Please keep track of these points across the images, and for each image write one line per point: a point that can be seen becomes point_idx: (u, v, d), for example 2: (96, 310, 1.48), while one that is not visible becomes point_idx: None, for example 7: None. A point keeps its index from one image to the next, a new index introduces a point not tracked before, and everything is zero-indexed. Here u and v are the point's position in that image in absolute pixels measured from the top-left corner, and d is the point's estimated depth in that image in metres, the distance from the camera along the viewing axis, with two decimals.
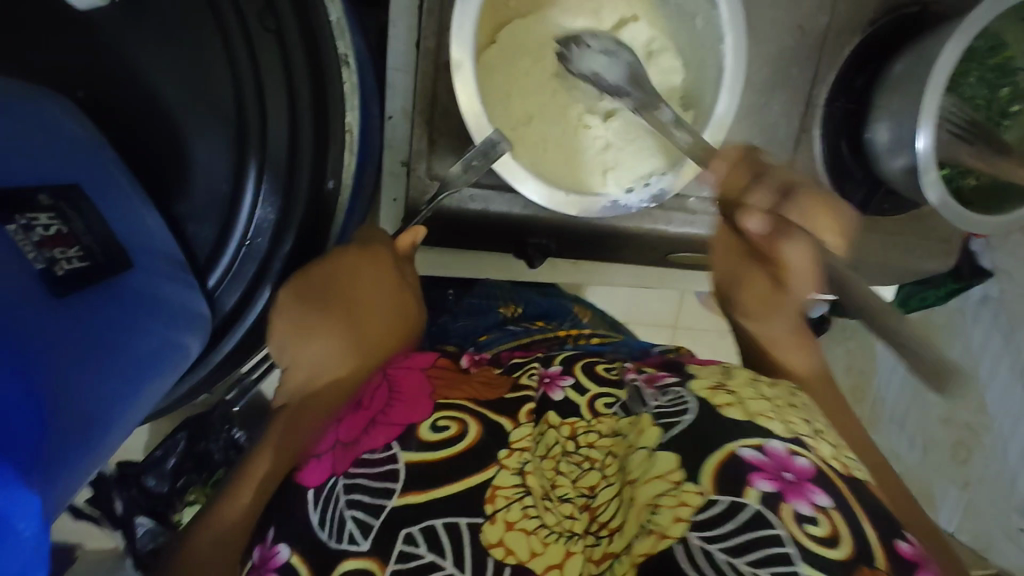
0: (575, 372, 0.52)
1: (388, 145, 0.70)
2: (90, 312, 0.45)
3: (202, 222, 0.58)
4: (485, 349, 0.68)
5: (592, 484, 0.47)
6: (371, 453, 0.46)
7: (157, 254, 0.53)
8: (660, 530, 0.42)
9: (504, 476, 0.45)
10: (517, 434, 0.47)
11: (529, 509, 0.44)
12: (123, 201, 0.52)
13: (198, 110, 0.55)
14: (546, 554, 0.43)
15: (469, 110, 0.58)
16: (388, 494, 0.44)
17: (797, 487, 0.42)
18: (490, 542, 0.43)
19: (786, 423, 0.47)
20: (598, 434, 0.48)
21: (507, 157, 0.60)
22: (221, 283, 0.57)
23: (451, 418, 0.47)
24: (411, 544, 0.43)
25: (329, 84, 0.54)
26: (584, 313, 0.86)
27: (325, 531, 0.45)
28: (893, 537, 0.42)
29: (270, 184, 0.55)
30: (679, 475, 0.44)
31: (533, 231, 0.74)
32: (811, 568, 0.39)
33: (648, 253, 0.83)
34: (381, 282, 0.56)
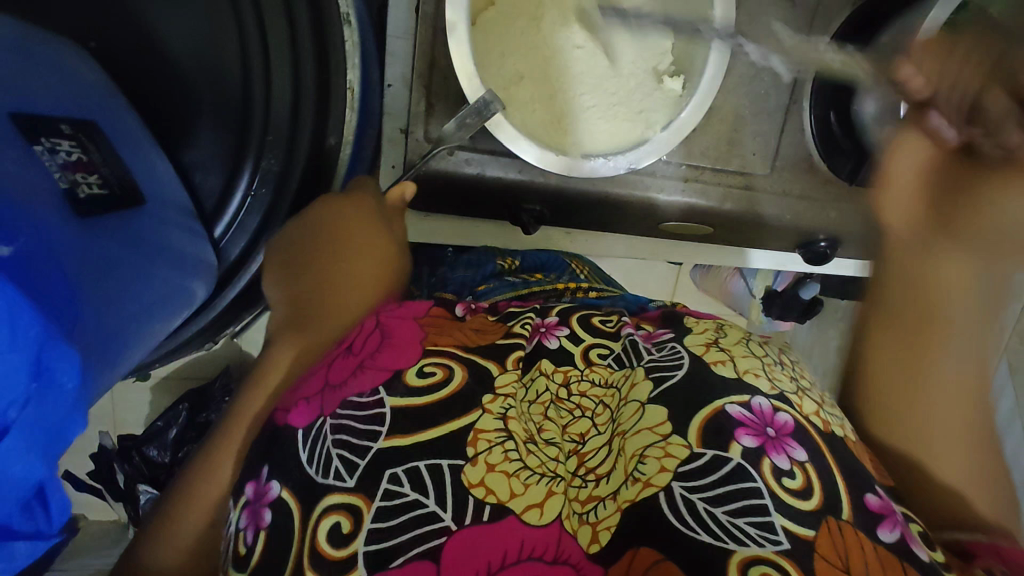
0: (570, 323, 0.55)
1: (388, 112, 0.71)
2: (106, 241, 0.47)
3: (206, 172, 0.60)
4: (481, 299, 0.67)
5: (582, 432, 0.48)
6: (359, 398, 0.47)
7: (167, 200, 0.55)
8: (645, 479, 0.43)
9: (487, 420, 0.45)
10: (504, 379, 0.48)
11: (511, 453, 0.44)
12: (136, 145, 0.53)
13: (202, 69, 0.57)
14: (526, 495, 0.42)
15: (463, 70, 0.60)
16: (372, 437, 0.45)
17: (778, 442, 0.45)
18: (471, 482, 0.42)
19: (773, 381, 0.50)
20: (590, 384, 0.50)
21: (499, 118, 0.62)
22: (227, 233, 0.61)
23: (437, 364, 0.48)
24: (396, 483, 0.43)
25: (329, 43, 0.56)
26: (582, 266, 0.84)
27: (312, 467, 0.45)
28: (866, 493, 0.44)
29: (272, 135, 0.58)
30: (667, 428, 0.45)
31: (528, 196, 0.77)
32: (785, 520, 0.41)
33: (641, 224, 0.86)
34: (367, 219, 0.58)
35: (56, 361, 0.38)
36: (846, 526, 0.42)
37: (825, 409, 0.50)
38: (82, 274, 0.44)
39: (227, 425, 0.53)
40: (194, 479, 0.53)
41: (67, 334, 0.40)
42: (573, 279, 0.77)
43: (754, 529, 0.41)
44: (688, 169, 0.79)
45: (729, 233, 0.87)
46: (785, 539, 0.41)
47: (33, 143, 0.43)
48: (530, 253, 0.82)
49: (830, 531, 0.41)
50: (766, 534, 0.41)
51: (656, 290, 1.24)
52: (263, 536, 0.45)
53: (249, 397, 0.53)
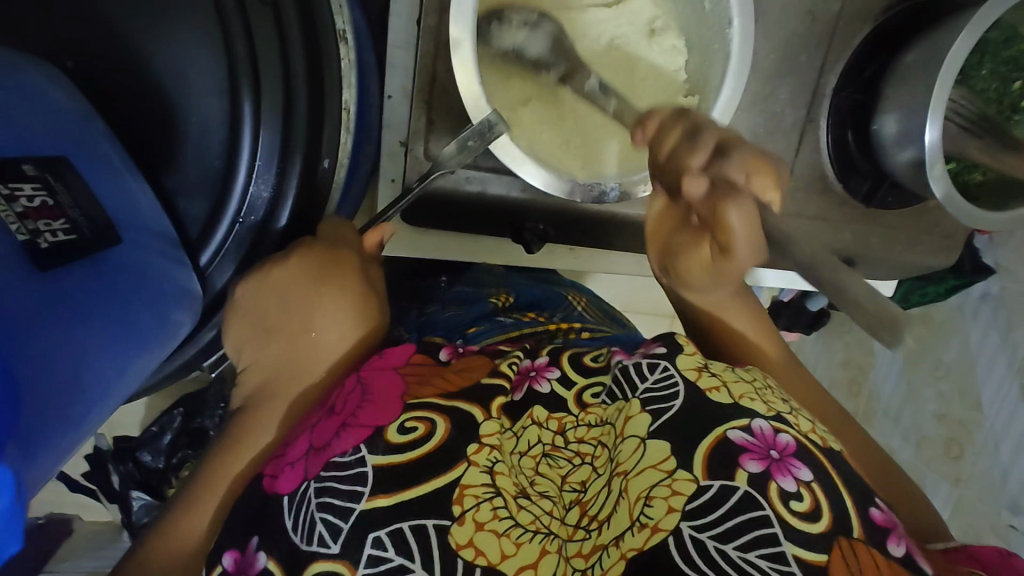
0: (561, 364, 0.53)
1: (387, 126, 0.68)
2: (72, 285, 0.44)
3: (191, 199, 0.57)
4: (472, 342, 0.64)
5: (583, 479, 0.46)
6: (339, 458, 0.44)
7: (149, 231, 0.52)
8: (653, 523, 0.41)
9: (473, 475, 0.43)
10: (488, 428, 0.46)
11: (500, 510, 0.42)
12: (109, 174, 0.50)
13: (193, 86, 0.55)
14: (519, 557, 0.41)
15: (466, 89, 0.57)
16: (356, 497, 0.43)
17: (783, 464, 0.42)
18: (460, 543, 0.41)
19: (769, 403, 0.47)
20: (586, 427, 0.49)
21: (504, 139, 0.59)
22: (213, 261, 0.57)
23: (419, 419, 0.46)
24: (379, 548, 0.41)
25: (324, 62, 0.54)
26: (578, 298, 0.83)
27: (297, 535, 0.43)
28: (868, 506, 0.43)
29: (263, 159, 0.54)
30: (671, 465, 0.43)
31: (530, 214, 0.75)
32: (796, 548, 0.39)
33: (647, 244, 0.82)
34: (348, 286, 0.53)
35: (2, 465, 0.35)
36: (857, 545, 0.40)
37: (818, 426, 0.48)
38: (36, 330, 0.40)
39: (206, 476, 0.50)
40: (169, 527, 0.49)
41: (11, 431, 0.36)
42: (568, 317, 0.75)
43: (765, 564, 0.39)
44: None
45: None
46: (799, 568, 0.38)
47: None
48: (523, 289, 0.80)
49: (843, 552, 0.40)
50: (780, 567, 0.38)
51: (663, 298, 1.20)
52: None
53: (230, 450, 0.50)
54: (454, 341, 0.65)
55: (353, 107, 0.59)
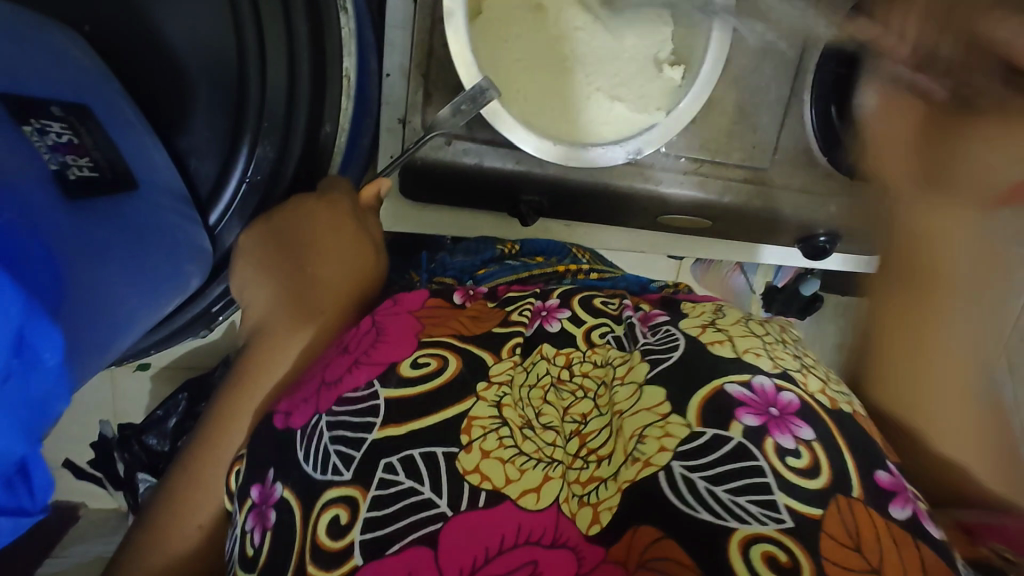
0: (572, 305, 0.54)
1: (386, 101, 0.71)
2: (98, 222, 0.47)
3: (201, 159, 0.61)
4: (481, 283, 0.71)
5: (584, 413, 0.47)
6: (352, 393, 0.47)
7: (161, 186, 0.55)
8: (644, 459, 0.43)
9: (481, 407, 0.45)
10: (499, 367, 0.48)
11: (507, 439, 0.44)
12: (129, 129, 0.53)
13: (204, 53, 0.58)
14: (523, 480, 0.42)
15: (459, 57, 0.60)
16: (367, 428, 0.45)
17: (782, 422, 0.44)
18: (466, 469, 0.43)
19: (776, 359, 0.49)
20: (591, 364, 0.50)
21: (495, 105, 0.62)
22: (221, 219, 0.61)
23: (432, 355, 0.48)
24: (391, 472, 0.43)
25: (326, 30, 0.56)
26: (583, 251, 0.86)
27: (310, 464, 0.45)
28: (876, 470, 0.43)
29: (269, 121, 0.57)
30: (665, 409, 0.45)
31: (526, 187, 0.76)
32: (788, 499, 0.41)
33: (640, 218, 0.85)
34: (341, 232, 0.57)
35: (39, 338, 0.38)
36: (855, 503, 0.41)
37: (831, 387, 0.49)
38: (70, 250, 0.44)
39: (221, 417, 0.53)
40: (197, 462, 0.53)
41: (52, 313, 0.40)
42: (574, 262, 0.78)
43: (756, 508, 0.41)
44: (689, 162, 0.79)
45: (727, 227, 0.86)
46: (789, 517, 0.40)
47: (23, 124, 0.43)
48: (530, 240, 0.82)
49: (840, 508, 0.41)
50: (770, 513, 0.40)
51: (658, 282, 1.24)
52: (268, 536, 0.45)
53: (239, 391, 0.53)
54: (465, 283, 0.72)
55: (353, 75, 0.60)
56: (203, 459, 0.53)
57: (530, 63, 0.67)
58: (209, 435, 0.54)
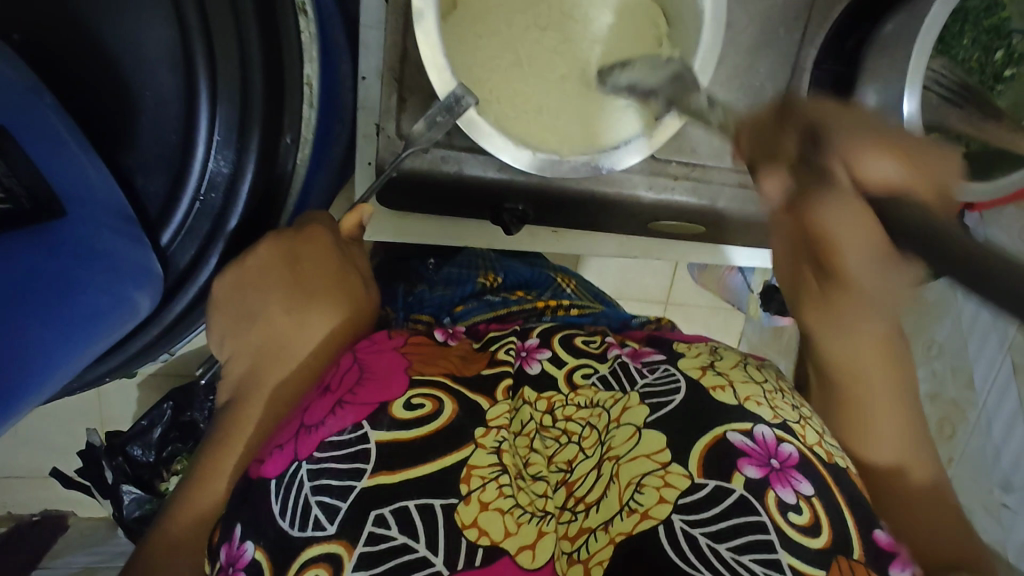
0: (552, 344, 0.51)
1: (362, 107, 0.67)
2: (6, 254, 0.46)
3: (149, 174, 0.57)
4: (459, 322, 0.67)
5: (569, 459, 0.45)
6: (337, 436, 0.43)
7: (104, 206, 0.53)
8: (642, 510, 0.40)
9: (481, 456, 0.42)
10: (495, 411, 0.45)
11: (505, 488, 0.41)
12: (55, 145, 0.50)
13: (152, 60, 0.55)
14: (521, 535, 0.39)
15: (431, 64, 0.56)
16: (356, 475, 0.41)
17: (784, 475, 0.41)
18: (465, 523, 0.39)
19: (776, 409, 0.45)
20: (575, 407, 0.47)
21: (470, 113, 0.58)
22: (175, 240, 0.57)
23: (424, 396, 0.44)
24: (382, 526, 0.39)
25: (283, 36, 0.53)
26: (569, 280, 0.83)
27: (288, 519, 0.41)
28: (874, 529, 0.41)
29: (221, 134, 0.54)
30: (665, 457, 0.42)
31: (511, 195, 0.72)
32: (791, 557, 0.38)
33: (630, 225, 0.81)
34: (322, 266, 0.54)
35: None
36: (856, 565, 0.39)
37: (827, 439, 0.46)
38: None
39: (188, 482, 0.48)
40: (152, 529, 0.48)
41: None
42: (555, 295, 0.76)
43: (759, 567, 0.38)
44: (678, 166, 0.74)
45: (722, 232, 0.82)
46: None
47: None
48: (511, 269, 0.80)
49: (841, 570, 0.39)
50: (773, 573, 0.37)
51: (653, 286, 1.20)
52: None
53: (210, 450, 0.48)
54: (442, 322, 0.67)
55: (316, 81, 0.59)
56: (170, 519, 0.48)
57: (506, 60, 0.63)
58: (183, 493, 0.49)
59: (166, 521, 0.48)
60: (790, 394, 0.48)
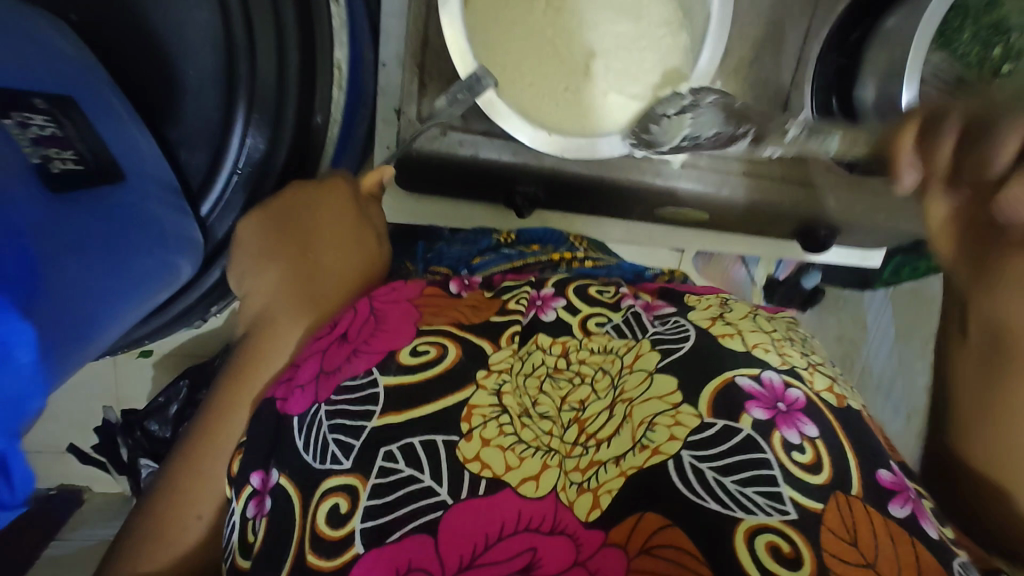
0: (567, 294, 0.51)
1: (382, 93, 0.70)
2: (80, 216, 0.47)
3: (193, 148, 0.62)
4: (476, 272, 0.70)
5: (582, 399, 0.45)
6: (351, 381, 0.45)
7: (150, 175, 0.56)
8: (653, 446, 0.41)
9: (481, 396, 0.44)
10: (498, 356, 0.46)
11: (506, 426, 0.43)
12: (114, 119, 0.54)
13: (196, 44, 0.59)
14: (522, 468, 0.41)
15: (454, 46, 0.60)
16: (367, 416, 0.44)
17: (790, 416, 0.42)
18: (466, 457, 0.42)
19: (783, 356, 0.46)
20: (589, 352, 0.48)
21: (490, 94, 0.62)
22: (213, 211, 0.61)
23: (430, 343, 0.47)
24: (391, 460, 0.42)
25: (316, 22, 0.58)
26: (581, 240, 0.80)
27: (309, 454, 0.44)
28: (877, 469, 0.41)
29: (258, 112, 0.58)
30: (677, 398, 0.43)
31: (523, 179, 0.75)
32: (793, 492, 0.39)
33: (638, 210, 0.84)
34: (343, 217, 0.56)
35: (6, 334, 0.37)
36: (855, 502, 0.39)
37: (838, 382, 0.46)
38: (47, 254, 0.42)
39: (207, 423, 0.50)
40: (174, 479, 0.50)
41: (21, 301, 0.38)
42: (571, 250, 0.75)
43: (762, 500, 0.39)
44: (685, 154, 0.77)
45: (725, 219, 0.85)
46: (794, 510, 0.38)
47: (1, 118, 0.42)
48: (526, 230, 0.80)
49: (839, 505, 0.39)
50: (775, 504, 0.38)
51: None
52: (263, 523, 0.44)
53: (233, 383, 0.50)
54: (459, 272, 0.70)
55: (345, 65, 0.62)
56: (201, 449, 0.50)
57: (524, 37, 0.66)
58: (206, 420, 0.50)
59: (194, 448, 0.50)
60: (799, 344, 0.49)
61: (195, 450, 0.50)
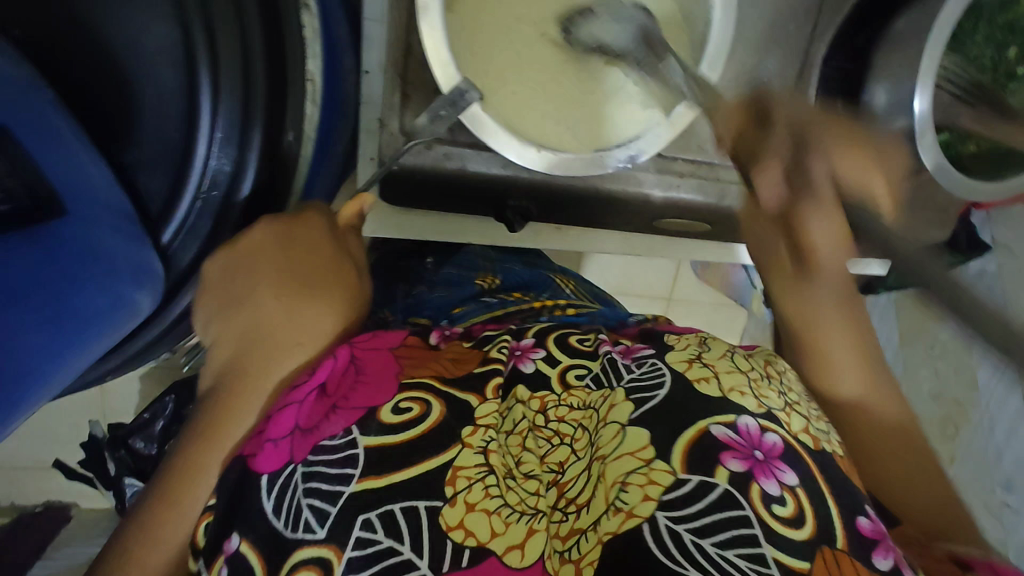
0: (547, 345, 0.48)
1: (365, 101, 0.66)
2: None
3: (151, 173, 0.59)
4: (457, 323, 0.65)
5: (561, 461, 0.42)
6: (331, 441, 0.41)
7: (100, 205, 0.53)
8: (627, 509, 0.37)
9: (466, 456, 0.40)
10: (484, 409, 0.43)
11: (492, 488, 0.40)
12: (59, 144, 0.51)
13: (157, 56, 0.56)
14: (507, 535, 0.38)
15: (434, 57, 0.56)
16: (345, 480, 0.39)
17: (768, 466, 0.39)
18: (449, 525, 0.38)
19: (761, 398, 0.43)
20: (568, 408, 0.44)
21: (474, 108, 0.58)
22: (175, 238, 0.57)
23: (413, 399, 0.43)
24: (368, 529, 0.38)
25: (286, 36, 0.55)
26: (567, 281, 0.83)
27: (280, 520, 0.39)
28: (857, 516, 0.39)
29: (223, 133, 0.54)
30: (650, 454, 0.40)
31: (514, 192, 0.71)
32: (776, 552, 0.36)
33: (634, 223, 0.79)
34: (316, 248, 0.52)
35: None
36: (841, 556, 0.37)
37: (814, 423, 0.44)
38: None
39: (172, 467, 0.46)
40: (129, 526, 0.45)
41: None
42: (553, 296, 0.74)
43: (744, 563, 0.36)
44: (683, 163, 0.73)
45: (727, 232, 0.81)
46: (778, 572, 0.35)
47: None
48: (510, 271, 0.80)
49: (826, 562, 0.37)
50: (757, 567, 0.36)
51: (656, 282, 1.20)
52: None
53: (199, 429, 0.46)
54: (440, 323, 0.66)
55: (319, 78, 0.61)
56: (168, 486, 0.45)
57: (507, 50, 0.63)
58: (172, 462, 0.46)
59: (154, 513, 0.45)
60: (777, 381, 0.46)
61: (154, 514, 0.45)
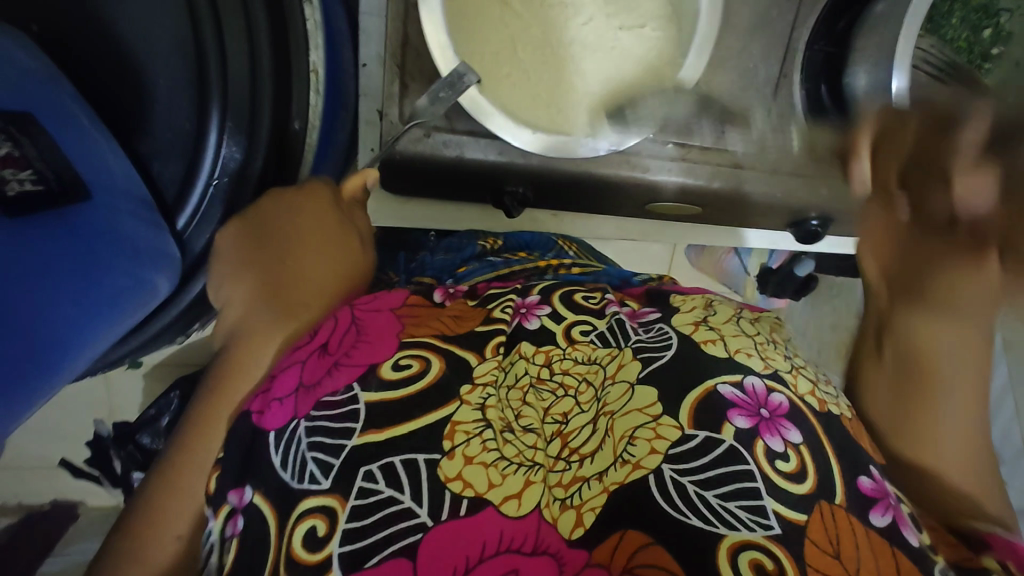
0: (552, 301, 0.50)
1: (363, 93, 0.68)
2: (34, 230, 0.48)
3: (163, 160, 0.62)
4: (461, 281, 0.66)
5: (566, 411, 0.44)
6: (332, 397, 0.43)
7: (120, 191, 0.57)
8: (634, 461, 0.40)
9: (465, 412, 0.42)
10: (484, 368, 0.45)
11: (490, 442, 0.41)
12: (81, 134, 0.55)
13: (164, 51, 0.59)
14: (505, 486, 0.40)
15: (435, 40, 0.58)
16: (348, 434, 0.41)
17: (773, 424, 0.41)
18: (449, 476, 0.40)
19: (767, 359, 0.45)
20: (573, 361, 0.46)
21: (473, 91, 0.60)
22: (189, 224, 0.62)
23: (413, 356, 0.45)
24: (371, 481, 0.40)
25: (290, 29, 0.59)
26: (570, 243, 0.82)
27: (287, 472, 0.42)
28: (858, 475, 0.40)
29: (232, 121, 0.58)
30: (657, 409, 0.41)
31: (511, 178, 0.73)
32: (777, 504, 0.38)
33: (628, 206, 0.82)
34: (324, 223, 0.55)
35: None
36: (837, 511, 0.38)
37: (821, 386, 0.46)
38: None
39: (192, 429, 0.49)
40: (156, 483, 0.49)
41: None
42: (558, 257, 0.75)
43: (744, 513, 0.37)
44: (674, 147, 0.75)
45: (718, 212, 0.83)
46: (777, 524, 0.37)
47: None
48: (513, 234, 0.80)
49: (824, 516, 0.38)
50: (759, 519, 0.37)
51: (649, 267, 1.22)
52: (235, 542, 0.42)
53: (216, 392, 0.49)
54: (445, 281, 0.68)
55: (321, 68, 0.63)
56: (191, 445, 0.49)
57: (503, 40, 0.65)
58: (193, 428, 0.49)
59: (177, 466, 0.49)
60: (783, 346, 0.48)
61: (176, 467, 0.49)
